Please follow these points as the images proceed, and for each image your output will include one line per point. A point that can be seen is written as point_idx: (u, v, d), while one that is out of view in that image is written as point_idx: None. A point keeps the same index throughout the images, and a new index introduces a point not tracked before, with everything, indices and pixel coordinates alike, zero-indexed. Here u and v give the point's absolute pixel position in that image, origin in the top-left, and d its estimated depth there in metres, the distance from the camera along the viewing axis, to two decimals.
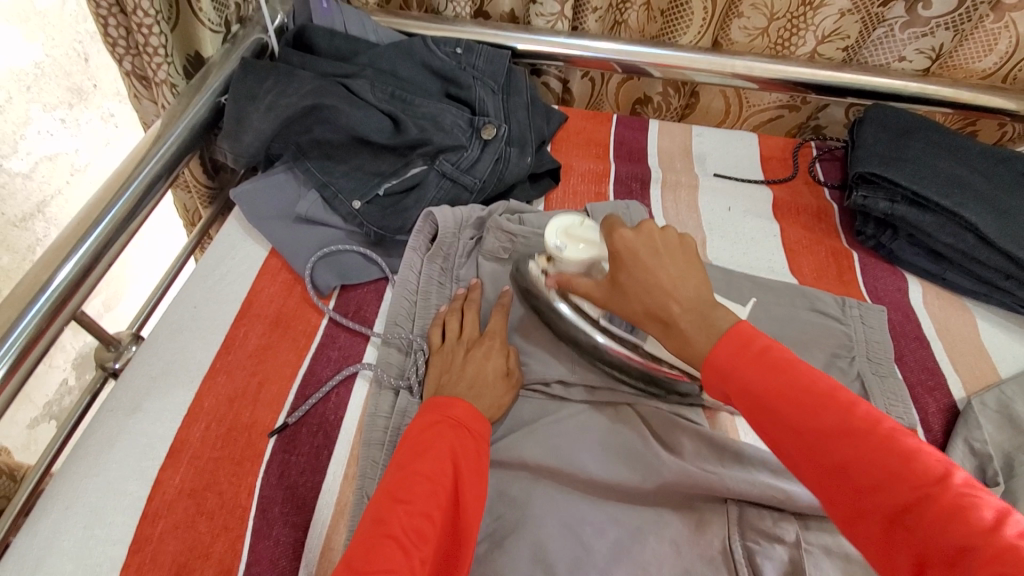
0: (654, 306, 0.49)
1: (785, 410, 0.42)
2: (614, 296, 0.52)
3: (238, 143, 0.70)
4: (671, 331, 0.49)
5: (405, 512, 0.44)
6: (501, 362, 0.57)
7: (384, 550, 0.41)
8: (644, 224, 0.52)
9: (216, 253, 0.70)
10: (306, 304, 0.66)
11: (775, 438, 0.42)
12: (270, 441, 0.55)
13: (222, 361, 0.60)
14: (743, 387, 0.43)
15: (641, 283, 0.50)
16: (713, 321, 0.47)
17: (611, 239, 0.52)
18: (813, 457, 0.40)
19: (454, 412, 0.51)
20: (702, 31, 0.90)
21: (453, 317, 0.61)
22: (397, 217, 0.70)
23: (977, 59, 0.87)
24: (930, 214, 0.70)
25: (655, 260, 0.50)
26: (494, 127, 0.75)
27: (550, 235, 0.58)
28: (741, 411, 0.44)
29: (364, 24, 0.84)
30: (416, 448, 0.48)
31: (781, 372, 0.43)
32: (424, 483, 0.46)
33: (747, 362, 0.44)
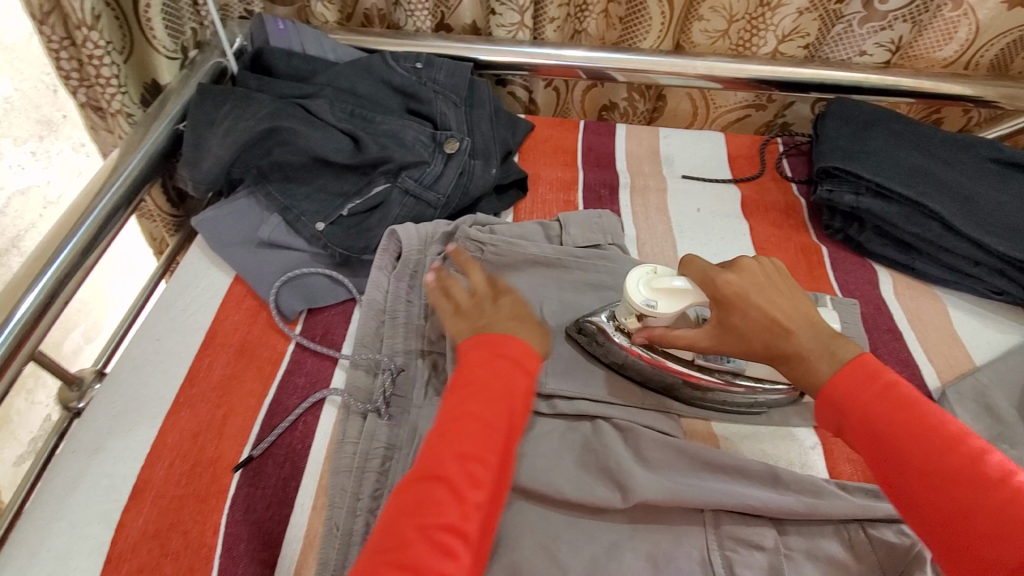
0: (775, 340, 0.51)
1: (910, 445, 0.43)
2: (727, 339, 0.53)
3: (197, 171, 0.69)
4: (794, 364, 0.50)
5: (455, 454, 0.44)
6: (509, 309, 0.55)
7: (432, 494, 0.42)
8: (742, 262, 0.54)
9: (179, 283, 0.68)
10: (272, 330, 0.64)
11: (891, 472, 0.44)
12: (235, 476, 0.53)
13: (186, 394, 0.59)
14: (864, 418, 0.45)
15: (756, 321, 0.51)
16: (836, 351, 0.49)
17: (715, 284, 0.53)
18: (933, 495, 0.41)
19: (506, 349, 0.49)
20: (661, 35, 0.90)
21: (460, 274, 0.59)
22: (362, 237, 0.69)
23: (936, 48, 0.88)
24: (896, 206, 0.71)
25: (766, 298, 0.52)
26: (456, 141, 0.75)
27: (634, 293, 0.55)
28: (858, 442, 0.46)
29: (322, 44, 0.84)
30: (462, 387, 0.48)
31: (908, 409, 0.45)
32: (475, 425, 0.45)
33: (872, 395, 0.46)
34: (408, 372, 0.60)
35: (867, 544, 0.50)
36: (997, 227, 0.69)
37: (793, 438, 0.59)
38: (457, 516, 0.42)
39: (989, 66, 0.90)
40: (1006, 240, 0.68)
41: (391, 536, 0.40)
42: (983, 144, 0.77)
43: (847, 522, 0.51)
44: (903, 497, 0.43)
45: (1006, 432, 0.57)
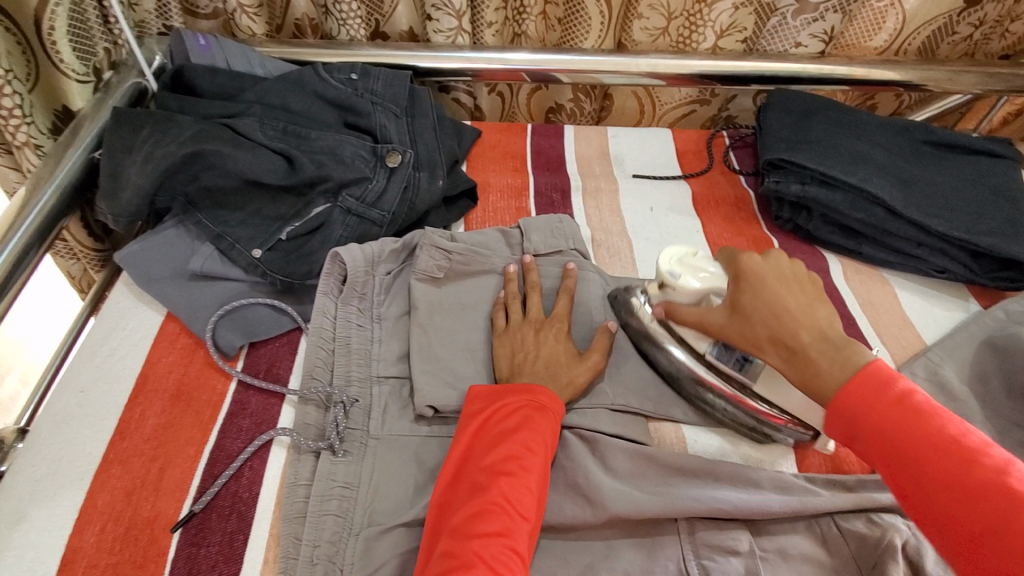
0: (780, 329, 0.49)
1: (929, 459, 0.39)
2: (733, 321, 0.52)
3: (116, 202, 0.64)
4: (797, 360, 0.48)
5: (507, 484, 0.46)
6: (570, 345, 0.59)
7: (490, 517, 0.44)
8: (772, 253, 0.53)
9: (103, 326, 0.63)
10: (210, 369, 0.60)
11: (908, 486, 0.40)
12: (174, 536, 0.49)
13: (116, 449, 0.53)
14: (879, 429, 0.42)
15: (764, 305, 0.50)
16: (848, 355, 0.45)
17: (738, 262, 0.53)
18: (956, 512, 0.38)
19: (540, 397, 0.52)
20: (602, 34, 0.90)
21: (533, 295, 0.62)
22: (304, 262, 0.65)
23: (868, 37, 0.91)
24: (841, 193, 0.71)
25: (784, 287, 0.51)
26: (399, 153, 0.71)
27: (664, 261, 0.58)
28: (872, 455, 0.42)
29: (248, 58, 0.79)
30: (503, 432, 0.50)
31: (928, 418, 0.41)
32: (521, 458, 0.48)
33: (886, 402, 0.42)
34: (362, 402, 0.57)
35: (839, 536, 0.50)
36: (936, 208, 0.71)
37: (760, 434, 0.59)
38: (520, 537, 0.44)
39: (917, 52, 0.94)
40: (946, 220, 0.70)
41: (455, 556, 0.42)
42: (917, 126, 0.79)
43: (818, 516, 0.51)
44: (924, 515, 0.39)
45: (960, 409, 0.59)
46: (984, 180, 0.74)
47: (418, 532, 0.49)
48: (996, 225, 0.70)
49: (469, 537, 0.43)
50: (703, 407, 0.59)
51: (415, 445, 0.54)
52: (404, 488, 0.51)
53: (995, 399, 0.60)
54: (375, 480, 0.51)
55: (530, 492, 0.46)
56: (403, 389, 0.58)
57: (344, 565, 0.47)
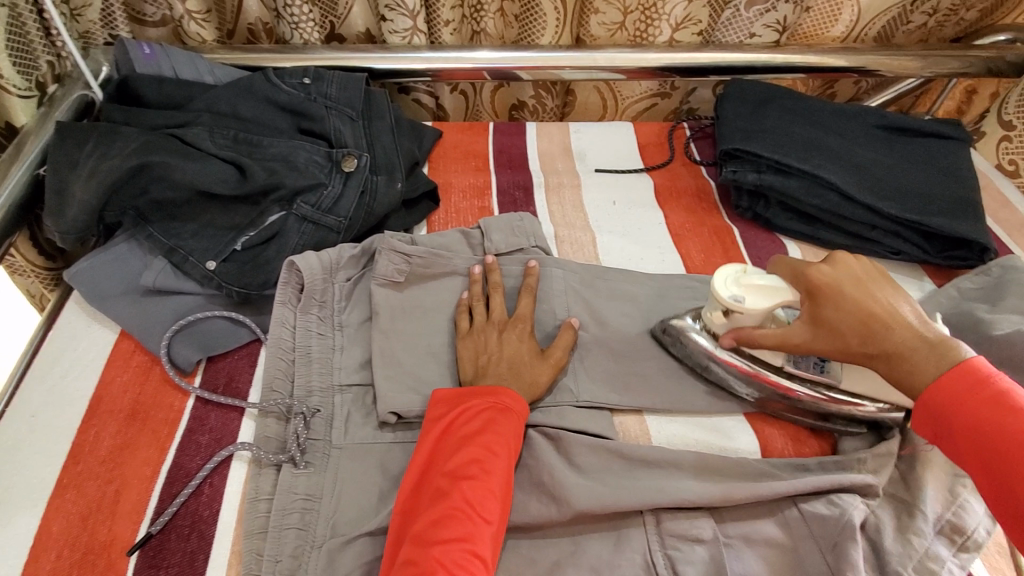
0: (876, 335, 0.48)
1: (1022, 458, 0.40)
2: (819, 335, 0.50)
3: (60, 219, 0.61)
4: (896, 364, 0.47)
5: (469, 487, 0.46)
6: (533, 344, 0.59)
7: (450, 522, 0.44)
8: (836, 259, 0.52)
9: (54, 347, 0.61)
10: (166, 386, 0.58)
11: (1000, 483, 0.41)
12: (132, 559, 0.48)
13: (70, 474, 0.52)
14: (969, 427, 0.42)
15: (853, 314, 0.48)
16: (945, 352, 0.45)
17: (807, 276, 0.52)
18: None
19: (501, 398, 0.52)
20: (559, 31, 0.90)
21: (494, 295, 0.62)
22: (260, 272, 0.64)
23: (827, 27, 0.92)
24: (795, 179, 0.73)
25: (865, 292, 0.49)
26: (355, 157, 0.71)
27: (721, 288, 0.55)
28: (960, 450, 0.43)
29: (196, 66, 0.77)
30: (466, 434, 0.49)
31: (1020, 418, 0.41)
32: (484, 461, 0.47)
33: (978, 402, 0.42)
34: (324, 412, 0.56)
35: (800, 519, 0.51)
36: (888, 191, 0.72)
37: (723, 424, 0.59)
38: (481, 541, 0.44)
39: (874, 39, 0.95)
40: (898, 203, 0.71)
41: (415, 562, 0.42)
42: (869, 112, 0.81)
43: (781, 501, 0.52)
44: (1015, 511, 0.40)
45: None
46: (934, 162, 0.76)
47: (382, 540, 0.48)
48: (946, 205, 0.72)
49: (430, 544, 0.43)
50: (667, 398, 0.60)
51: (378, 452, 0.54)
52: (368, 497, 0.51)
53: None
54: (338, 491, 0.51)
55: (493, 494, 0.46)
56: (366, 397, 0.58)
57: None
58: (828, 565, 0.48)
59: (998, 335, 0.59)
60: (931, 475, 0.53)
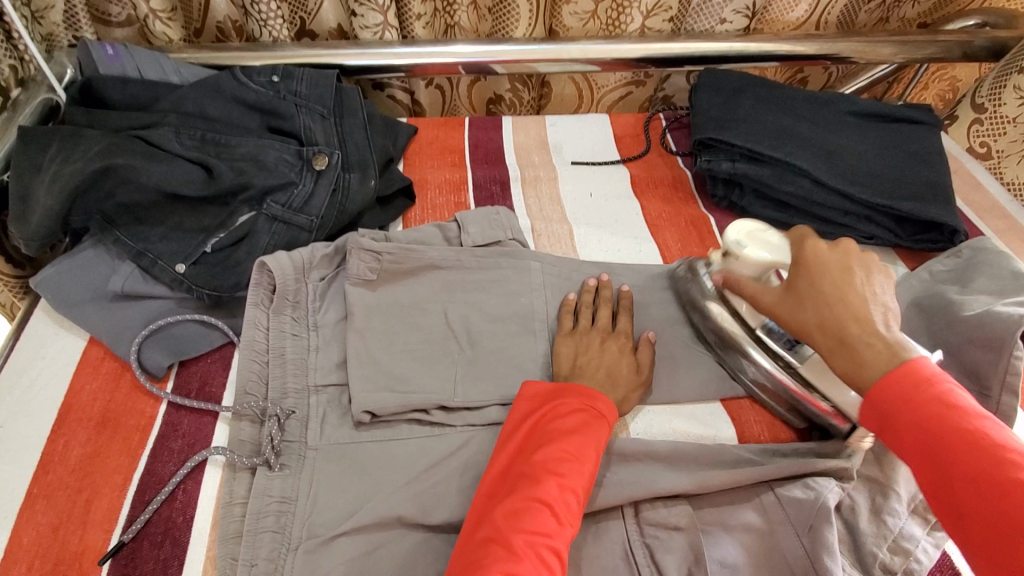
0: (832, 317, 0.48)
1: (959, 455, 0.39)
2: (783, 304, 0.51)
3: (23, 225, 0.60)
4: (844, 350, 0.47)
5: (559, 484, 0.45)
6: (632, 360, 0.59)
7: (536, 515, 0.43)
8: (840, 245, 0.52)
9: (21, 356, 0.59)
10: (138, 393, 0.57)
11: (939, 483, 0.40)
12: (104, 568, 0.47)
13: (40, 484, 0.51)
14: (913, 423, 0.42)
15: (820, 292, 0.49)
16: (897, 351, 0.45)
17: (804, 248, 0.53)
18: (983, 511, 0.37)
19: (597, 403, 0.52)
20: (532, 23, 0.89)
21: (603, 308, 0.63)
22: (231, 274, 0.63)
23: (787, 10, 0.93)
24: (769, 167, 0.73)
25: (847, 279, 0.49)
26: (326, 155, 0.70)
27: (732, 231, 0.59)
28: (903, 448, 0.42)
29: (162, 66, 0.76)
30: (560, 429, 0.49)
31: (960, 417, 0.40)
32: (574, 460, 0.47)
33: (920, 399, 0.42)
34: (299, 413, 0.55)
35: (776, 504, 0.51)
36: (859, 177, 0.73)
37: (701, 412, 0.60)
38: (563, 540, 0.43)
39: (836, 24, 0.96)
40: (869, 188, 0.72)
41: (496, 550, 0.41)
42: (841, 99, 0.82)
43: (757, 486, 0.52)
44: (951, 509, 0.39)
45: None
46: (904, 146, 0.77)
47: (358, 540, 0.48)
48: (916, 189, 0.72)
49: (513, 533, 0.42)
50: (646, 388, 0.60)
51: (355, 452, 0.53)
52: (344, 497, 0.50)
53: None
54: (314, 492, 0.50)
55: (580, 493, 0.45)
56: (342, 396, 0.57)
57: None
58: (805, 549, 0.48)
59: (968, 316, 0.60)
60: None
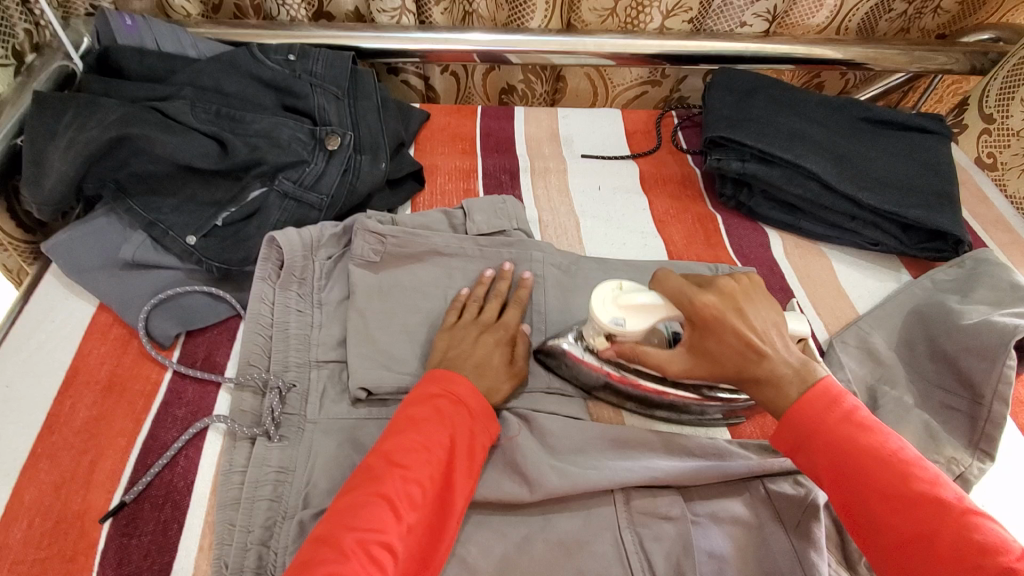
0: (751, 367, 0.48)
1: (869, 471, 0.42)
2: (700, 362, 0.50)
3: (38, 189, 0.61)
4: (766, 397, 0.48)
5: (400, 476, 0.45)
6: (506, 352, 0.57)
7: (374, 509, 0.42)
8: (716, 286, 0.51)
9: (29, 318, 0.60)
10: (144, 359, 0.58)
11: (854, 497, 0.42)
12: (105, 527, 0.48)
13: (44, 444, 0.52)
14: (827, 443, 0.44)
15: (732, 345, 0.48)
16: (803, 372, 0.47)
17: (692, 306, 0.49)
18: (893, 523, 0.40)
19: (455, 386, 0.51)
20: (549, 15, 0.89)
21: (493, 300, 0.61)
22: (240, 248, 0.64)
23: (810, 14, 0.92)
24: (779, 169, 0.73)
25: (743, 321, 0.49)
26: (339, 136, 0.70)
27: (601, 311, 0.51)
28: (816, 465, 0.45)
29: (180, 39, 0.77)
30: (412, 418, 0.49)
31: (867, 434, 0.44)
32: (421, 451, 0.46)
33: (833, 417, 0.45)
34: (300, 387, 0.57)
35: (766, 498, 0.52)
36: (868, 182, 0.73)
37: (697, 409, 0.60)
38: (398, 535, 0.42)
39: (857, 30, 0.95)
40: (877, 194, 0.72)
41: (322, 550, 0.40)
42: (854, 104, 0.81)
43: (749, 480, 0.53)
44: (859, 519, 0.42)
45: (886, 374, 0.62)
46: (915, 155, 0.77)
47: None
48: (923, 197, 0.73)
49: (344, 532, 0.41)
50: None
51: (354, 427, 0.54)
52: (341, 469, 0.51)
53: (919, 363, 0.62)
54: (311, 464, 0.51)
55: (423, 485, 0.45)
56: (342, 373, 0.58)
57: (277, 548, 0.47)
58: (792, 544, 0.49)
59: (967, 325, 0.60)
60: None
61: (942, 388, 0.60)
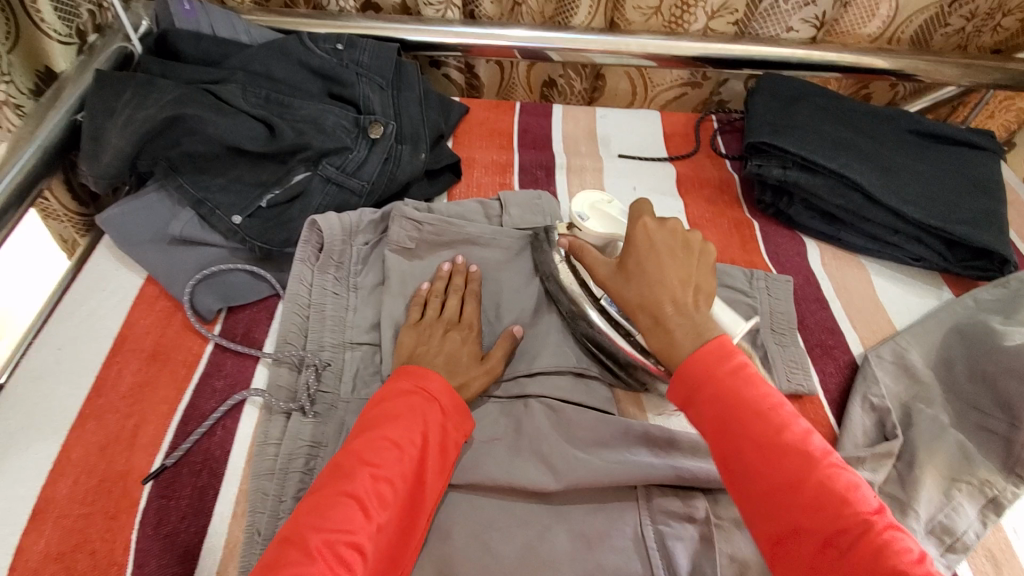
0: (650, 300, 0.53)
1: (750, 426, 0.45)
2: (616, 277, 0.56)
3: (96, 163, 0.64)
4: (655, 326, 0.53)
5: (370, 474, 0.45)
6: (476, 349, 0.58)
7: (343, 509, 0.43)
8: (669, 222, 0.57)
9: (82, 286, 0.63)
10: (188, 331, 0.61)
11: (734, 447, 0.45)
12: (146, 488, 0.50)
13: (92, 405, 0.54)
14: (717, 396, 0.47)
15: (645, 276, 0.54)
16: (701, 329, 0.51)
17: (637, 225, 0.57)
18: (764, 473, 0.44)
19: (427, 383, 0.51)
20: (593, 13, 0.89)
21: (452, 296, 0.61)
22: (283, 230, 0.66)
23: (862, 23, 0.90)
24: (821, 178, 0.72)
25: (669, 261, 0.55)
26: (381, 125, 0.72)
27: (576, 204, 0.63)
28: (704, 419, 0.48)
29: (234, 25, 0.79)
30: (382, 416, 0.49)
31: (754, 391, 0.47)
32: (392, 449, 0.47)
33: (726, 373, 0.48)
34: (334, 367, 0.58)
35: None
36: (913, 195, 0.71)
37: None
38: (367, 536, 0.43)
39: (909, 41, 0.93)
40: (922, 209, 0.70)
41: (291, 552, 0.40)
42: (903, 115, 0.79)
43: None
44: (735, 471, 0.45)
45: (921, 392, 0.61)
46: (963, 171, 0.75)
47: None
48: (970, 215, 0.70)
49: (312, 532, 0.41)
50: None
51: None
52: None
53: (957, 382, 0.61)
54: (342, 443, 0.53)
55: (393, 486, 0.45)
56: (374, 356, 0.59)
57: None
58: None
59: (1010, 346, 0.58)
60: (927, 477, 0.54)
61: (979, 410, 0.58)
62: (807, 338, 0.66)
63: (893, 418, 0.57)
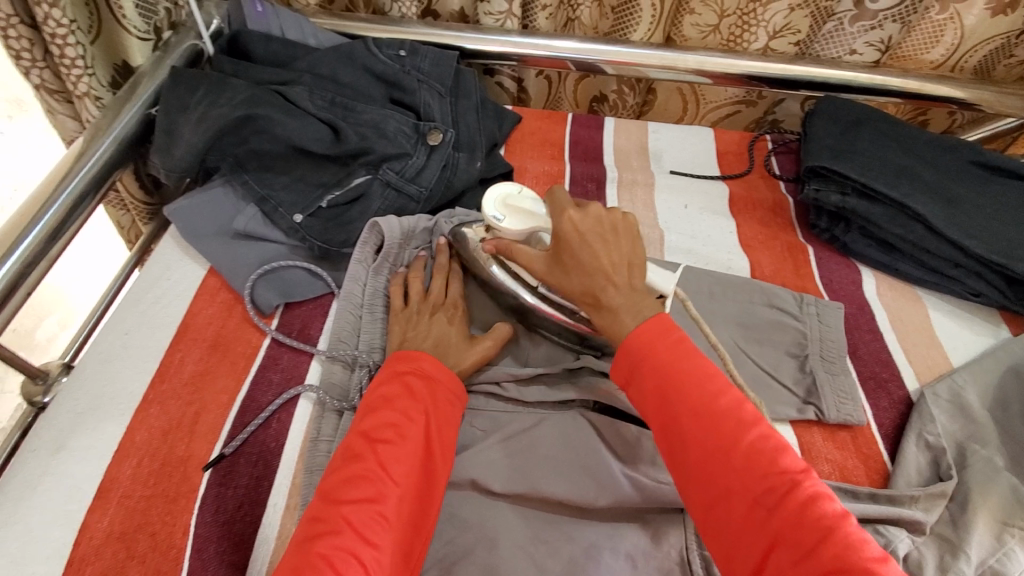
0: (594, 287, 0.52)
1: (687, 397, 0.46)
2: (554, 270, 0.55)
3: (168, 157, 0.66)
4: (602, 311, 0.52)
5: (379, 448, 0.47)
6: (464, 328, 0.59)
7: (361, 485, 0.45)
8: (588, 207, 0.54)
9: (149, 274, 0.65)
10: (246, 325, 0.63)
11: (673, 417, 0.46)
12: (205, 474, 0.52)
13: (155, 391, 0.56)
14: (655, 368, 0.48)
15: (581, 263, 0.53)
16: (641, 308, 0.51)
17: (561, 218, 0.54)
18: (700, 440, 0.45)
19: (422, 364, 0.53)
20: (652, 29, 0.89)
21: (437, 277, 0.63)
22: (341, 230, 0.67)
23: (924, 50, 0.87)
24: (881, 207, 0.71)
25: (600, 246, 0.53)
26: (440, 132, 0.73)
27: (489, 207, 0.59)
28: (645, 394, 0.48)
29: (302, 28, 0.82)
30: (379, 396, 0.50)
31: (690, 361, 0.48)
32: (397, 426, 0.48)
33: (665, 345, 0.49)
34: None
35: None
36: (977, 229, 0.69)
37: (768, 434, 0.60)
38: (392, 505, 0.45)
39: (972, 71, 0.90)
40: (986, 243, 0.68)
41: (319, 526, 0.43)
42: (967, 145, 0.77)
43: None
44: (675, 441, 0.46)
45: (977, 433, 0.59)
46: None
47: None
48: None
49: (335, 506, 0.44)
50: None
51: None
52: None
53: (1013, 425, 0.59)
54: None
55: (406, 458, 0.47)
56: None
57: None
58: None
59: None
60: (984, 522, 0.52)
61: None
62: (859, 370, 0.65)
63: (950, 458, 0.56)
